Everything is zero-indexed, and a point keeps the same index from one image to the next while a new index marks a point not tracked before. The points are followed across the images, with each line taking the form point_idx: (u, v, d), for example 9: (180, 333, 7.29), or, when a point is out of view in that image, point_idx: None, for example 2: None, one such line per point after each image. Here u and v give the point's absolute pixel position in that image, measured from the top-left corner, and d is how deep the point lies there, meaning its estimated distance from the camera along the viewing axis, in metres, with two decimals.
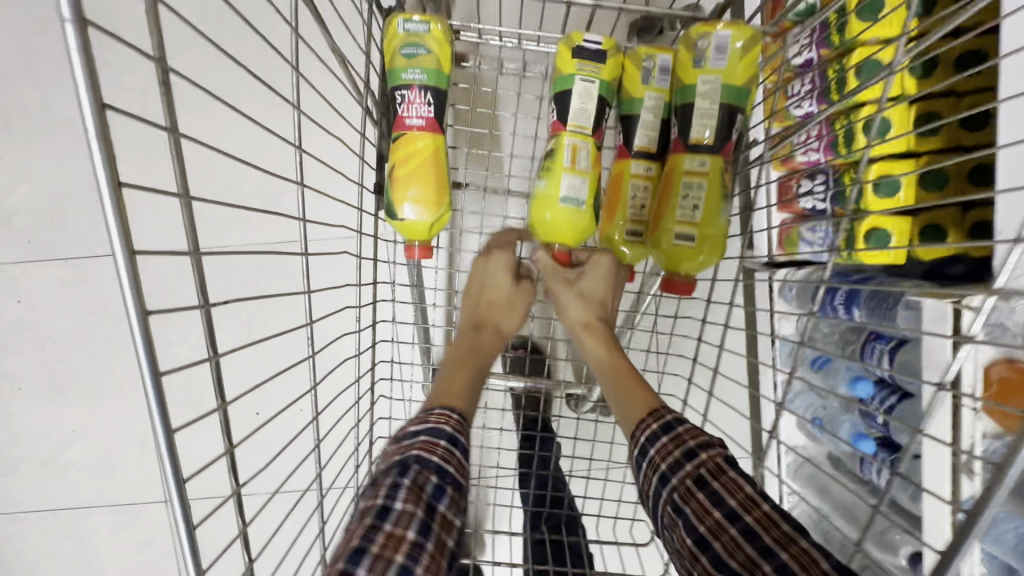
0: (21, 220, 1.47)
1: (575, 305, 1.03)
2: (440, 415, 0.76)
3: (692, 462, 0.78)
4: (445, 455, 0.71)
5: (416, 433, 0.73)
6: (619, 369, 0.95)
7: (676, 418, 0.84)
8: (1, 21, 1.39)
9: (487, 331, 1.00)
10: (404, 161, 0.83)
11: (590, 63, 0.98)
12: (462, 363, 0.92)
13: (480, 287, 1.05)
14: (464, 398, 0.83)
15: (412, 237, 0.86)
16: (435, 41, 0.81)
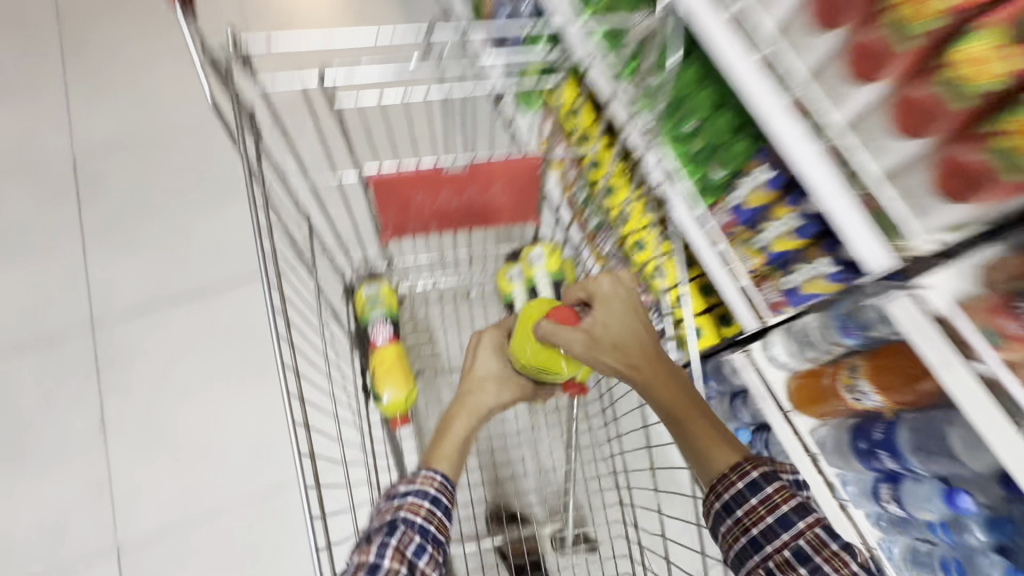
0: (24, 548, 1.62)
1: (620, 359, 0.97)
2: (427, 478, 0.89)
3: (790, 532, 0.85)
4: (426, 515, 0.85)
5: (406, 495, 0.87)
6: (687, 418, 0.95)
7: (763, 477, 0.88)
8: (25, 379, 1.75)
9: (486, 399, 1.08)
10: (380, 364, 1.23)
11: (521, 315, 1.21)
12: (456, 429, 1.03)
13: (475, 365, 1.13)
14: (444, 455, 0.96)
15: (395, 411, 1.21)
16: (386, 292, 1.29)
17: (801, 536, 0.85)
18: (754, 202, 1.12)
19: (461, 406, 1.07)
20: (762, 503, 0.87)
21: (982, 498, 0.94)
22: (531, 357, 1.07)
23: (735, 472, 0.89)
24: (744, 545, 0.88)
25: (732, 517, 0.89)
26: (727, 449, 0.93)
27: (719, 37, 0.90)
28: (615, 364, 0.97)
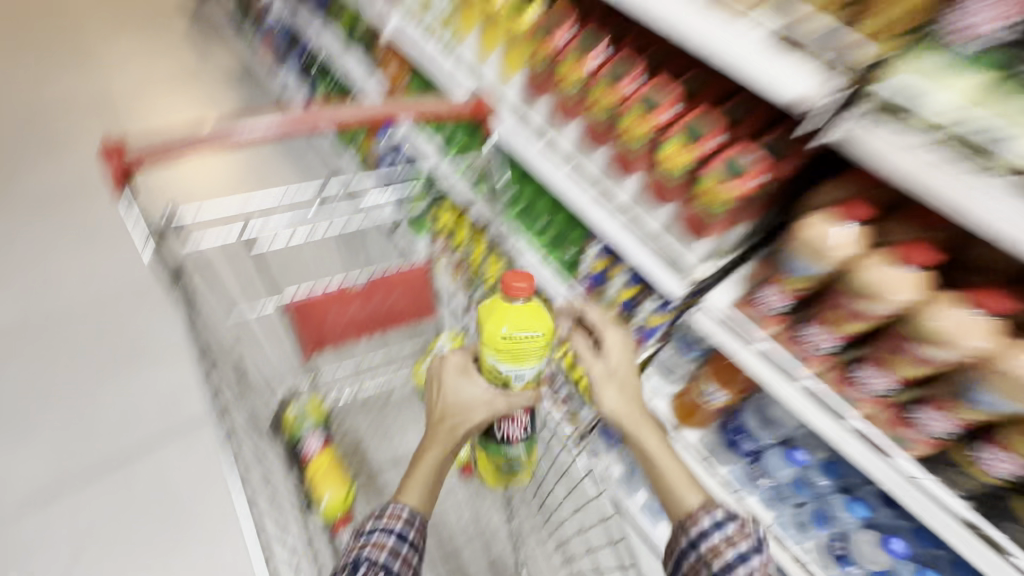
0: None
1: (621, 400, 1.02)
2: (393, 512, 0.88)
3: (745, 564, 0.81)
4: (391, 551, 0.84)
5: (372, 530, 0.86)
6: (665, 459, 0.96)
7: (726, 516, 0.86)
8: None
9: (456, 429, 0.92)
10: (315, 471, 1.32)
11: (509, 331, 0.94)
12: (427, 466, 0.91)
13: (445, 394, 0.96)
14: (412, 492, 0.90)
15: (334, 513, 1.28)
16: (314, 405, 1.42)
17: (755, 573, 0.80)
18: (600, 268, 1.45)
19: (429, 445, 0.93)
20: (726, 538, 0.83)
21: (817, 453, 1.22)
22: (500, 348, 0.92)
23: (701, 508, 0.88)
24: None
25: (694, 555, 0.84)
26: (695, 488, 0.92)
27: (536, 162, 1.31)
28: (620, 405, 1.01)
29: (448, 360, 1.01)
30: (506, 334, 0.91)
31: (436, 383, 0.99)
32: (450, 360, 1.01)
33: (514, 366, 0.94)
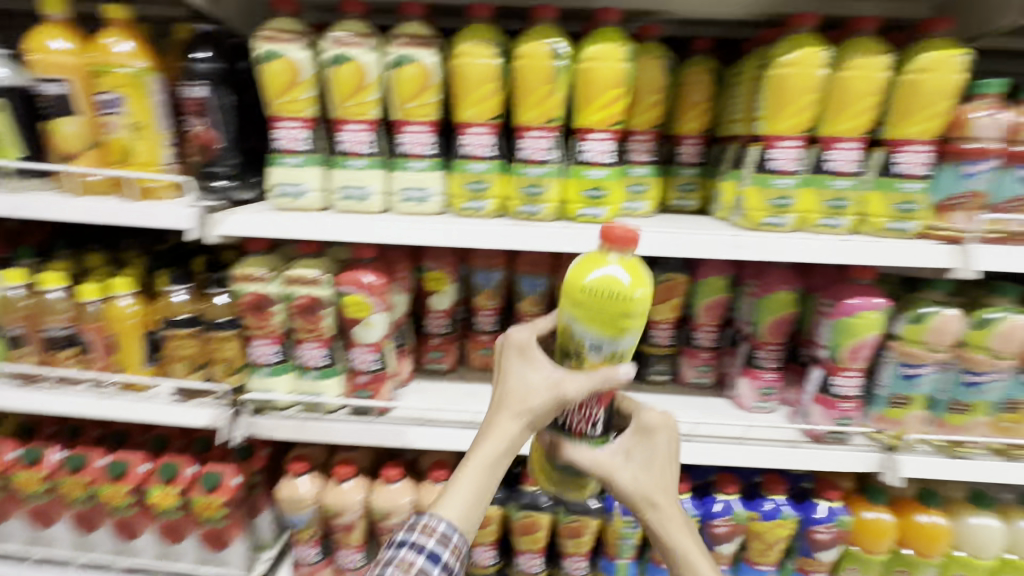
0: None
1: (655, 477, 0.78)
2: (428, 525, 0.74)
3: None
4: (418, 572, 0.73)
5: (403, 543, 0.75)
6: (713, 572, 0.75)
7: None
8: None
9: (518, 419, 0.75)
10: None
11: (587, 322, 0.76)
12: (476, 462, 0.74)
13: (506, 382, 0.78)
14: (450, 501, 0.74)
15: None
16: None
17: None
18: None
19: (483, 435, 0.76)
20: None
21: None
22: (583, 306, 0.76)
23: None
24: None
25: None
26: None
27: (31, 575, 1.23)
28: (648, 486, 0.77)
29: (517, 336, 0.81)
30: (586, 287, 0.75)
31: (504, 358, 0.81)
32: (519, 338, 0.81)
33: (592, 331, 0.76)
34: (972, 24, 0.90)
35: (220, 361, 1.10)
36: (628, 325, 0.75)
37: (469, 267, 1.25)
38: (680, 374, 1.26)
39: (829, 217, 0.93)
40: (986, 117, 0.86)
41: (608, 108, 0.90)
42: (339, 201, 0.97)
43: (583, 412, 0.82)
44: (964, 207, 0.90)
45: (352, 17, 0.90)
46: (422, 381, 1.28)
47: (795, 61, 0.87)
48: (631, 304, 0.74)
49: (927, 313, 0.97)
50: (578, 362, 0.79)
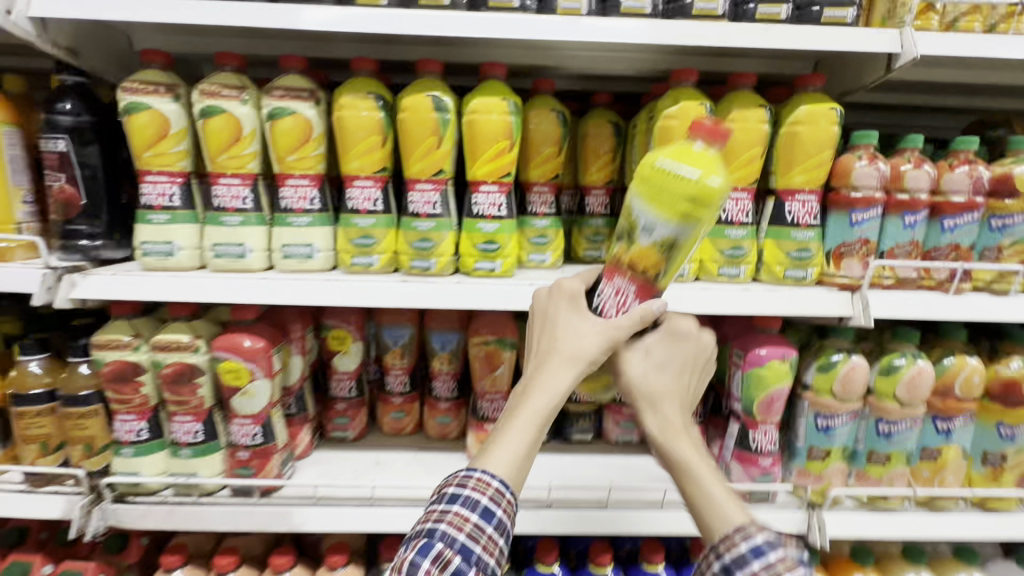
0: None
1: (671, 384, 0.70)
2: (479, 481, 0.63)
3: (760, 561, 0.59)
4: (472, 532, 0.61)
5: (453, 498, 0.63)
6: (721, 492, 0.65)
7: (770, 544, 0.60)
8: None
9: (570, 368, 0.66)
10: None
11: (649, 206, 0.69)
12: (530, 414, 0.64)
13: (552, 329, 0.70)
14: (501, 456, 0.63)
15: None
16: None
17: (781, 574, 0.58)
18: None
19: (531, 385, 0.66)
20: (713, 550, 0.62)
21: None
22: (650, 178, 0.69)
23: (734, 530, 0.61)
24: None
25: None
26: (738, 503, 0.64)
27: None
28: (660, 390, 0.70)
29: (563, 285, 0.73)
30: (660, 162, 0.68)
31: (547, 301, 0.73)
32: (565, 285, 0.73)
33: (651, 210, 0.69)
34: (845, 80, 0.94)
35: (75, 443, 0.97)
36: (699, 216, 0.68)
37: (377, 324, 1.18)
38: (605, 432, 1.22)
39: (728, 266, 0.92)
40: (865, 167, 0.88)
41: (497, 160, 0.88)
42: (213, 259, 0.90)
43: (614, 295, 0.73)
44: (855, 254, 0.90)
45: (225, 70, 0.86)
46: (323, 451, 1.15)
47: (680, 112, 0.87)
48: (709, 192, 0.67)
49: (834, 361, 0.95)
50: (626, 246, 0.72)
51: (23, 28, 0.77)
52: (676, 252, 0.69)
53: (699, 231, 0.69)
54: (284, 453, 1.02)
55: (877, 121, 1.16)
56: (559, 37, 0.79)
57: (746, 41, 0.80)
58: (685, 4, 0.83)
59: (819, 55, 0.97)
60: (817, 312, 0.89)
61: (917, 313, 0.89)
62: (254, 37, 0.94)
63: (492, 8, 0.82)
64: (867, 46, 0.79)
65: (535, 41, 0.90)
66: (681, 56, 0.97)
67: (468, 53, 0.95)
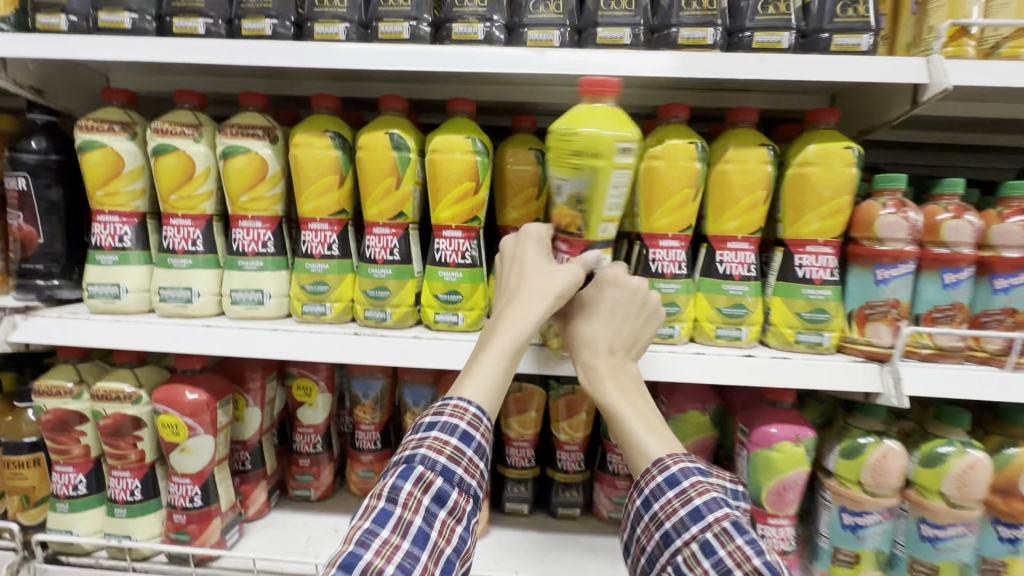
0: None
1: (611, 331, 0.72)
2: (457, 407, 0.64)
3: (676, 491, 0.61)
4: (452, 455, 0.62)
5: (431, 426, 0.63)
6: (650, 431, 0.67)
7: (682, 470, 0.63)
8: None
9: (539, 303, 0.70)
10: None
11: (555, 169, 0.72)
12: (501, 347, 0.67)
13: (518, 271, 0.73)
14: (477, 384, 0.65)
15: None
16: None
17: (693, 499, 0.61)
18: None
19: (501, 318, 0.70)
20: (636, 487, 0.65)
21: None
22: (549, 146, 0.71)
23: (653, 465, 0.64)
24: (656, 543, 0.61)
25: (648, 512, 0.63)
26: (667, 443, 0.67)
27: None
28: (599, 335, 0.72)
29: (529, 231, 0.76)
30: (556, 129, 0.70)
31: (516, 246, 0.76)
32: (528, 231, 0.77)
33: (556, 173, 0.72)
34: (865, 116, 0.81)
35: (12, 494, 0.91)
36: (593, 166, 0.69)
37: (348, 373, 1.07)
38: (596, 506, 1.06)
39: (728, 327, 0.79)
40: (890, 216, 0.74)
41: (461, 202, 0.80)
42: (158, 303, 0.83)
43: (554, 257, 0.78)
44: (883, 317, 0.76)
45: (184, 108, 0.83)
46: (281, 512, 1.04)
47: (666, 152, 0.77)
48: (597, 141, 0.68)
49: (862, 445, 0.79)
50: (552, 211, 0.77)
51: None
52: (585, 205, 0.72)
53: (603, 178, 0.70)
54: (228, 516, 0.93)
55: (913, 162, 1.02)
56: (524, 69, 0.71)
57: (739, 72, 0.69)
58: (669, 33, 0.74)
59: (835, 88, 0.85)
60: (837, 387, 0.74)
61: (964, 391, 0.72)
62: (219, 76, 0.95)
63: (456, 40, 0.76)
64: (884, 76, 0.68)
65: (507, 75, 0.83)
66: (674, 89, 0.88)
67: (437, 90, 0.92)
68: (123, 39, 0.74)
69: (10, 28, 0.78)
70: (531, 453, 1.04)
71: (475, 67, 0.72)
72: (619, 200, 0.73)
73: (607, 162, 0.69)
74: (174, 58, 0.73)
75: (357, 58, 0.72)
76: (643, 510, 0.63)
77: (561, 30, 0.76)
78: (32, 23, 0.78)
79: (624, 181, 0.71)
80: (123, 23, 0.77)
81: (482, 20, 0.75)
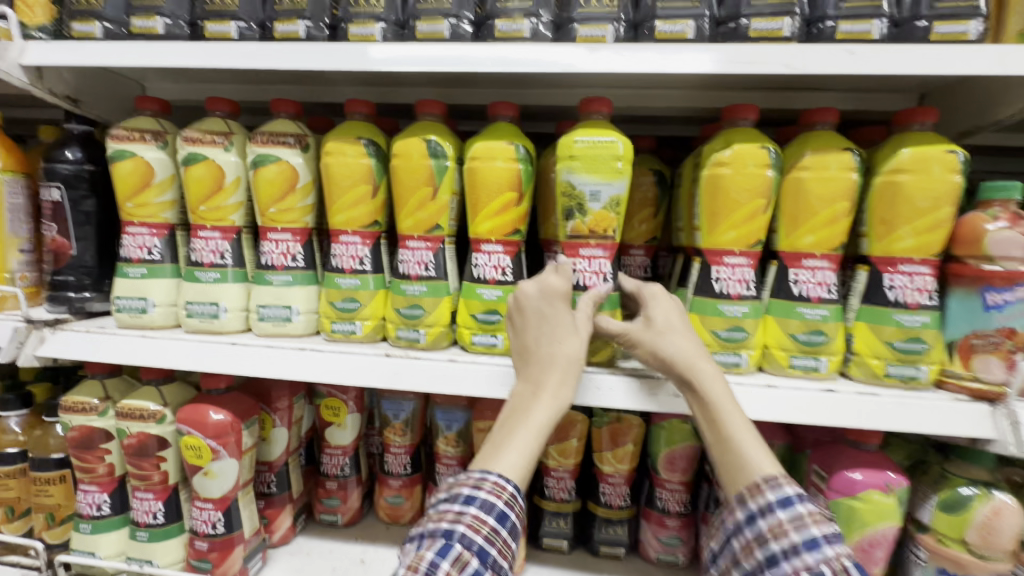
0: None
1: (688, 345, 0.64)
2: (495, 485, 0.57)
3: (790, 513, 0.55)
4: (489, 535, 0.55)
5: (469, 499, 0.56)
6: (754, 443, 0.59)
7: (798, 493, 0.57)
8: None
9: (573, 372, 0.64)
10: None
11: (589, 171, 0.70)
12: (542, 417, 0.61)
13: (546, 331, 0.66)
14: (516, 459, 0.59)
15: None
16: None
17: (809, 528, 0.55)
18: None
19: (539, 388, 0.63)
20: (738, 500, 0.58)
21: None
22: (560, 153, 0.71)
23: (763, 480, 0.57)
24: (759, 562, 0.56)
25: (751, 528, 0.57)
26: (770, 455, 0.59)
27: None
28: (677, 350, 0.63)
29: (553, 284, 0.68)
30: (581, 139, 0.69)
31: (541, 301, 0.67)
32: (553, 284, 0.68)
33: (591, 178, 0.70)
34: (968, 116, 0.71)
35: (37, 511, 0.89)
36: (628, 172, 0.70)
37: (378, 393, 1.01)
38: (642, 546, 0.96)
39: (804, 356, 0.69)
40: (1003, 231, 0.63)
41: (502, 214, 0.74)
42: (185, 319, 0.80)
43: (588, 266, 0.72)
44: (995, 349, 0.64)
45: (215, 115, 0.80)
46: (305, 538, 0.99)
47: (734, 158, 0.68)
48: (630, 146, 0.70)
49: (966, 497, 0.67)
50: (579, 219, 0.71)
51: (15, 77, 0.75)
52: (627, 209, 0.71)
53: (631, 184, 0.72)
54: (251, 543, 0.88)
55: (1011, 169, 0.90)
56: (574, 67, 0.64)
57: (823, 65, 0.61)
58: (739, 25, 0.66)
59: (926, 85, 0.75)
60: (939, 430, 0.63)
61: None
62: (254, 83, 0.93)
63: (500, 39, 0.70)
64: (1001, 67, 0.58)
65: (553, 75, 0.77)
66: (737, 88, 0.79)
67: (477, 94, 0.88)
68: (155, 43, 0.72)
69: (48, 36, 0.79)
70: (572, 485, 0.95)
71: (521, 66, 0.65)
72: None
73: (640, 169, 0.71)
74: (205, 63, 0.70)
75: (394, 60, 0.67)
76: (745, 524, 0.58)
77: (615, 24, 0.69)
78: (68, 31, 0.77)
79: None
80: (156, 29, 0.75)
81: (528, 16, 0.69)
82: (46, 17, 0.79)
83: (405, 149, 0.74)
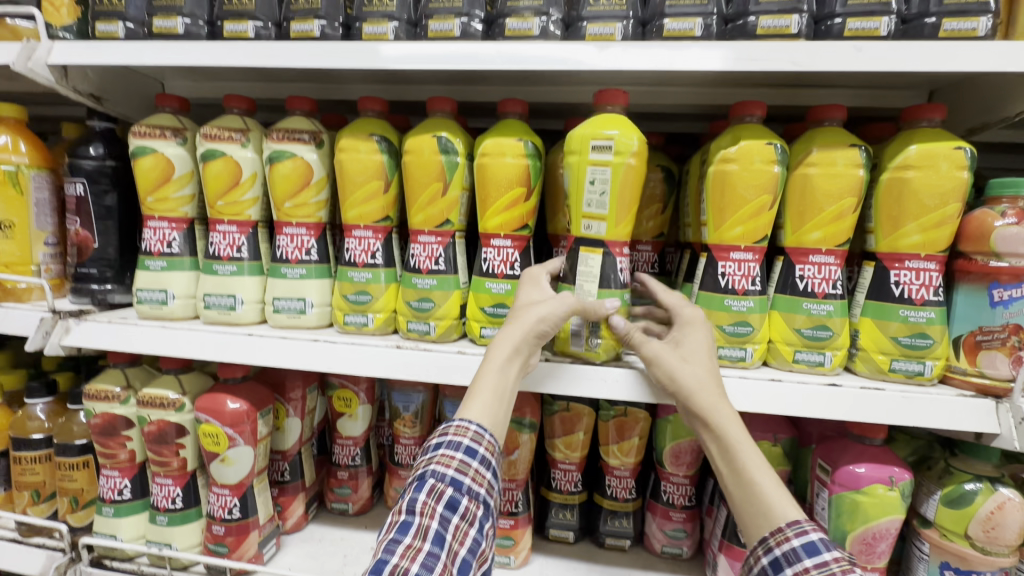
0: None
1: (706, 376, 0.64)
2: (460, 427, 0.60)
3: (813, 558, 0.52)
4: (460, 466, 0.58)
5: (437, 444, 0.61)
6: (773, 483, 0.58)
7: (823, 537, 0.53)
8: None
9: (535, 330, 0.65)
10: None
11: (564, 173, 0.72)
12: (494, 360, 0.63)
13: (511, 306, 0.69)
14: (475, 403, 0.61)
15: None
16: None
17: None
18: None
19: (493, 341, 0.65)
20: (763, 545, 0.55)
21: None
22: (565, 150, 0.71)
23: (787, 523, 0.54)
24: None
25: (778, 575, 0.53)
26: (791, 497, 0.57)
27: None
28: (695, 381, 0.64)
29: (533, 270, 0.72)
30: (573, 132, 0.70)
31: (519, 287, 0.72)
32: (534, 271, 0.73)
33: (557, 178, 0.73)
34: (977, 111, 0.71)
35: (62, 494, 0.92)
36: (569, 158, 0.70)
37: (389, 384, 1.03)
38: (648, 538, 0.98)
39: (809, 350, 0.70)
40: (1010, 228, 0.63)
41: (510, 210, 0.75)
42: (203, 310, 0.82)
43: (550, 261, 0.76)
44: (1001, 345, 0.64)
45: (232, 112, 0.83)
46: (318, 525, 1.01)
47: (740, 155, 0.69)
48: (598, 125, 0.68)
49: (970, 492, 0.68)
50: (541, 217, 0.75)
51: (41, 74, 0.77)
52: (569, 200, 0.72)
53: (577, 172, 0.69)
54: (266, 529, 0.90)
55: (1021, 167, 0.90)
56: (584, 64, 0.65)
57: (830, 63, 0.61)
58: (747, 22, 0.66)
59: (936, 81, 0.75)
60: (945, 425, 0.63)
61: None
62: (270, 81, 0.95)
63: (510, 37, 0.71)
64: (1010, 63, 0.58)
65: (563, 73, 0.78)
66: (745, 85, 0.80)
67: (486, 92, 0.89)
68: (176, 42, 0.74)
69: (72, 36, 0.81)
70: (578, 477, 0.97)
71: (530, 63, 0.67)
72: (601, 198, 0.69)
73: (580, 157, 0.69)
74: (224, 61, 0.72)
75: (405, 57, 0.68)
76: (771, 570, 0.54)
77: (624, 22, 0.70)
78: (92, 31, 0.80)
79: (605, 178, 0.68)
80: (176, 28, 0.77)
81: (538, 14, 0.70)
82: (70, 17, 0.81)
83: (415, 143, 0.76)
